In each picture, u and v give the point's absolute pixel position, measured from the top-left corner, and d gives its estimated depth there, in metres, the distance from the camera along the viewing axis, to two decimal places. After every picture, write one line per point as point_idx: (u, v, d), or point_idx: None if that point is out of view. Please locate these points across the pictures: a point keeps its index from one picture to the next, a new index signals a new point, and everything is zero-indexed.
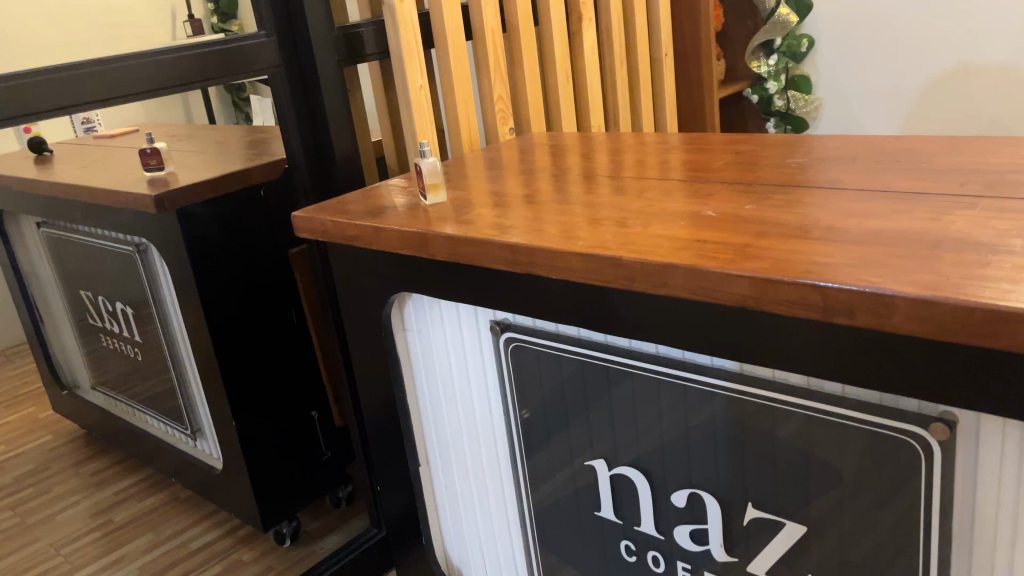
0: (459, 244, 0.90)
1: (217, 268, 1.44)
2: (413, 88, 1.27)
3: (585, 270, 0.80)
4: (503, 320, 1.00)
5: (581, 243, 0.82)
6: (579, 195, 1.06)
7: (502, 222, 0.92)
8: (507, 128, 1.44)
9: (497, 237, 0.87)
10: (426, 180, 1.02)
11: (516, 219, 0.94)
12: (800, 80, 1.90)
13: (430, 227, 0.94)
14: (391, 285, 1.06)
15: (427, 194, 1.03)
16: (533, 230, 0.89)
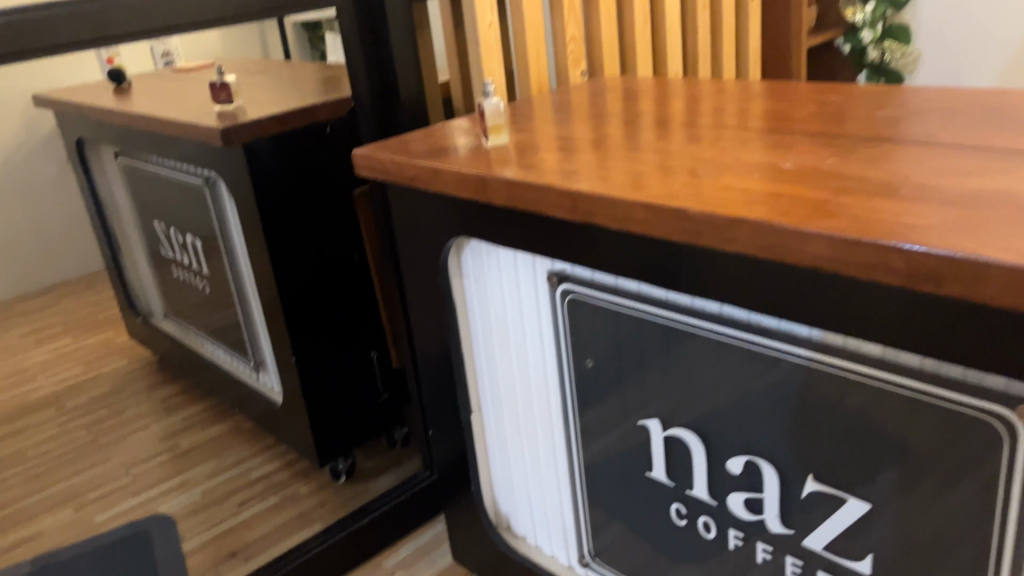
0: (521, 189, 0.87)
1: (282, 205, 1.43)
2: (482, 26, 1.22)
3: (650, 222, 0.75)
4: (562, 270, 0.96)
5: (646, 193, 0.77)
6: (650, 142, 1.01)
7: (565, 168, 0.88)
8: (580, 71, 1.38)
9: (559, 183, 0.83)
10: (489, 121, 0.98)
11: (580, 165, 0.90)
12: (898, 29, 1.77)
13: (490, 170, 0.91)
14: (451, 229, 1.04)
15: (490, 135, 0.99)
16: (597, 177, 0.85)
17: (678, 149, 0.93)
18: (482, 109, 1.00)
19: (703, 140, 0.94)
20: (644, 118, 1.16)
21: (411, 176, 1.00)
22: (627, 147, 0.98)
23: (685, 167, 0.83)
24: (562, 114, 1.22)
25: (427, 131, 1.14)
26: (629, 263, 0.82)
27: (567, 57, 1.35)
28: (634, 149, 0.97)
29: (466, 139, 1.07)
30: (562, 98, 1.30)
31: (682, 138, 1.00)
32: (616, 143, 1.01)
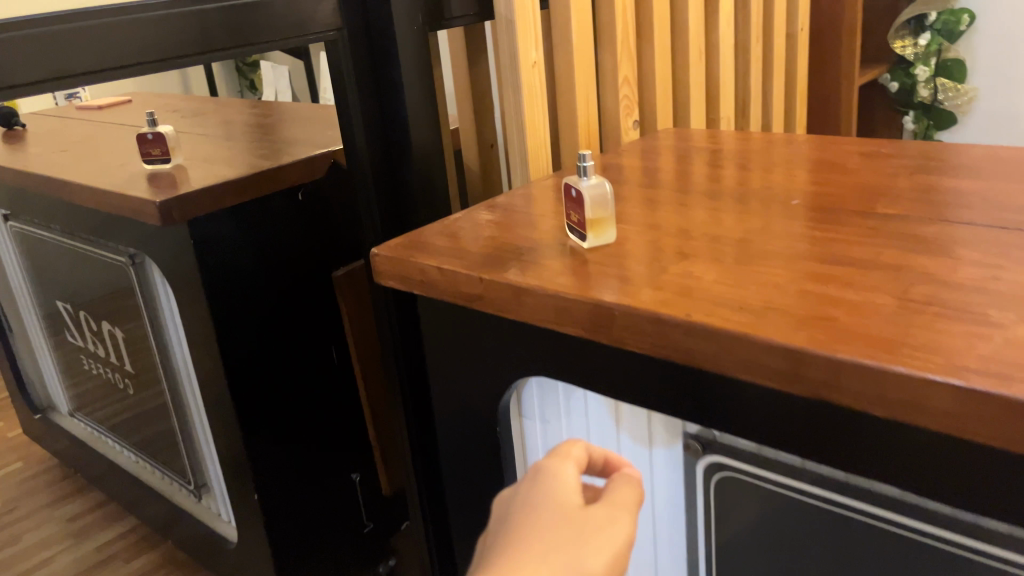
0: (681, 337, 0.54)
1: (239, 299, 1.07)
2: (524, 65, 0.91)
3: (966, 420, 0.44)
4: (703, 435, 0.65)
5: (932, 356, 0.46)
6: (807, 218, 0.69)
7: (738, 292, 0.57)
8: (631, 120, 1.07)
9: (754, 328, 0.51)
10: (588, 211, 0.66)
11: (756, 283, 0.58)
12: (953, 65, 1.54)
13: (612, 295, 0.59)
14: (521, 369, 0.70)
15: (587, 231, 0.67)
16: (803, 311, 0.53)
17: (883, 245, 0.62)
18: (572, 192, 0.68)
19: (909, 228, 0.64)
20: (751, 171, 0.85)
21: (472, 296, 0.67)
22: (783, 233, 0.67)
23: (942, 295, 0.53)
24: (633, 177, 0.90)
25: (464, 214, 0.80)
26: (882, 471, 0.50)
27: (619, 100, 1.04)
28: (801, 237, 0.65)
29: (532, 228, 0.74)
30: (620, 158, 0.99)
31: (854, 212, 0.69)
32: (760, 222, 0.70)
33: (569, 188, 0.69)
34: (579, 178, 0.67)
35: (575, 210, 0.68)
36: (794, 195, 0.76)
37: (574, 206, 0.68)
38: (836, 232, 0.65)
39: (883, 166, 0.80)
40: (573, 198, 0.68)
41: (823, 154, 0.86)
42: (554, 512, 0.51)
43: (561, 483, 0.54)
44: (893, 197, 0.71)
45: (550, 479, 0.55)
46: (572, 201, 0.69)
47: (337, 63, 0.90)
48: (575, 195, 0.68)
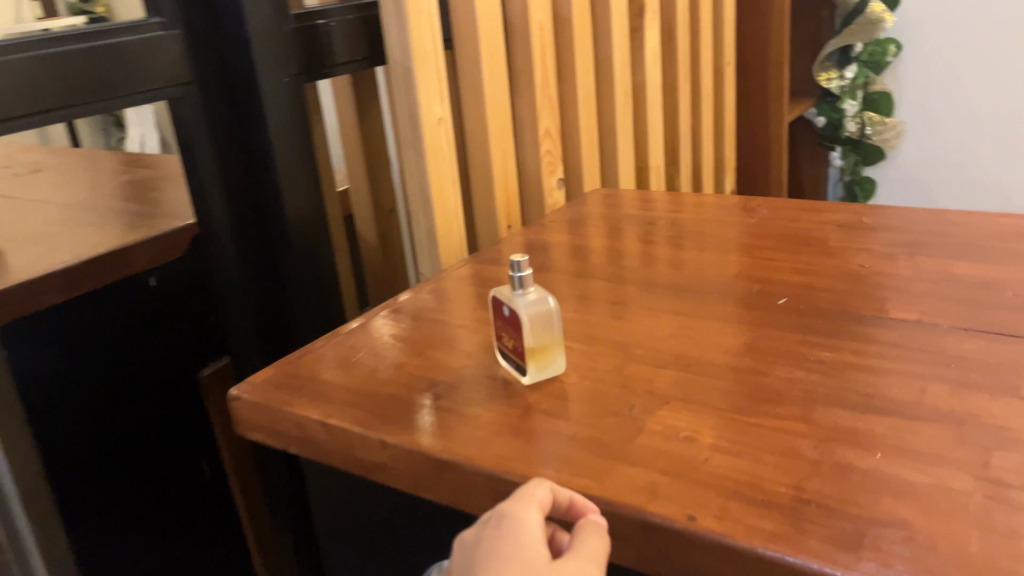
0: (691, 553, 0.37)
1: (69, 429, 0.82)
2: (427, 123, 0.73)
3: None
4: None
5: None
6: (803, 326, 0.54)
7: (756, 469, 0.40)
8: (554, 179, 0.91)
9: (794, 544, 0.35)
10: (527, 335, 0.48)
11: (773, 450, 0.41)
12: (880, 98, 1.46)
13: (573, 476, 0.41)
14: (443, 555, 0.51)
15: (526, 362, 0.49)
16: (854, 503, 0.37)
17: (919, 373, 0.46)
18: (502, 307, 0.50)
19: (944, 344, 0.49)
20: (712, 249, 0.70)
21: (376, 466, 0.47)
22: (781, 352, 0.51)
23: None
24: (567, 257, 0.73)
25: (356, 330, 0.61)
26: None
27: (540, 157, 0.87)
28: (806, 360, 0.49)
29: (448, 351, 0.56)
30: (546, 230, 0.82)
31: (862, 316, 0.54)
32: (746, 335, 0.53)
33: (499, 302, 0.51)
34: (513, 290, 0.50)
35: (509, 332, 0.50)
36: (773, 286, 0.60)
37: (507, 326, 0.50)
38: (851, 352, 0.49)
39: (871, 242, 0.65)
40: (505, 315, 0.50)
41: (792, 224, 0.72)
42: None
43: (521, 554, 0.35)
44: (902, 290, 0.56)
45: (506, 552, 0.35)
46: (504, 319, 0.50)
47: (186, 125, 0.70)
48: (508, 313, 0.50)
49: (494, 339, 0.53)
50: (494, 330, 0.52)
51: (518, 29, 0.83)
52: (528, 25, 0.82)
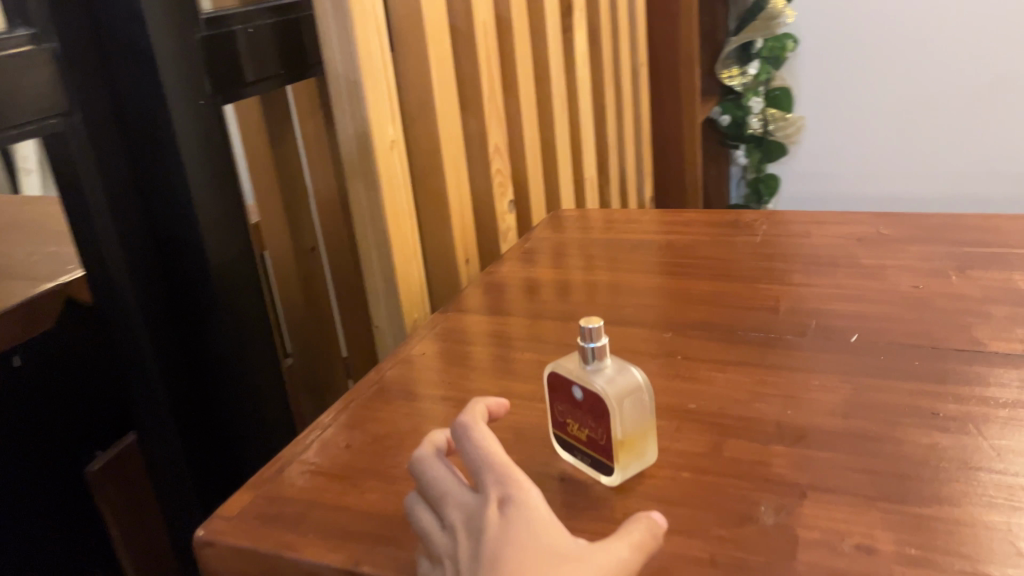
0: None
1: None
2: (379, 147, 0.60)
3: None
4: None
5: None
6: (898, 368, 0.45)
7: None
8: (506, 202, 0.79)
9: None
10: (613, 425, 0.37)
11: (971, 556, 0.33)
12: (782, 94, 1.44)
13: None
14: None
15: (612, 458, 0.38)
16: None
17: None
18: (570, 388, 0.39)
19: None
20: (727, 273, 0.61)
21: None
22: (895, 408, 0.42)
23: None
24: (558, 295, 0.62)
25: (344, 423, 0.47)
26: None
27: (492, 179, 0.76)
28: (935, 415, 0.41)
29: None
30: (516, 262, 0.70)
31: (957, 350, 0.46)
32: (838, 385, 0.45)
33: (561, 381, 0.39)
34: (585, 365, 0.38)
35: (582, 420, 0.39)
36: (831, 316, 0.52)
37: (578, 412, 0.39)
38: (977, 403, 0.42)
39: (906, 257, 0.59)
40: (575, 399, 0.39)
41: (804, 239, 0.64)
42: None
43: (543, 525, 0.30)
44: (981, 315, 0.50)
45: (529, 527, 0.30)
46: (572, 403, 0.39)
47: (68, 164, 0.52)
48: (581, 396, 0.38)
49: (550, 426, 0.41)
50: (550, 415, 0.41)
51: (463, 32, 0.71)
52: (474, 29, 0.71)
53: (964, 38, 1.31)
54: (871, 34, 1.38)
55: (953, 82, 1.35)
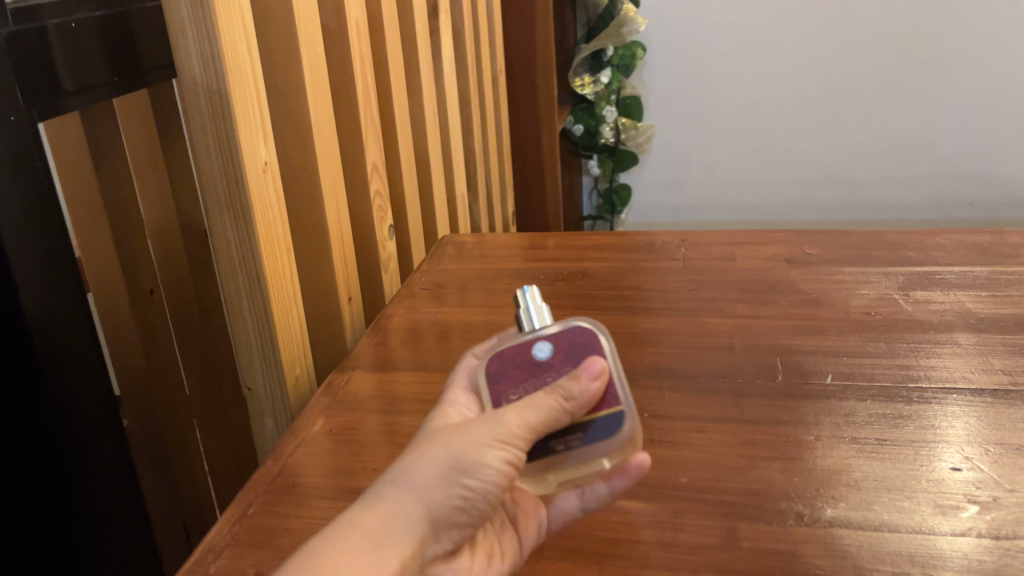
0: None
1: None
2: (252, 172, 0.49)
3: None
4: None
5: None
6: (890, 414, 0.41)
7: None
8: (386, 228, 0.69)
9: None
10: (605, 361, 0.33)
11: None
12: (632, 103, 1.42)
13: None
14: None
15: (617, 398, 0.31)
16: None
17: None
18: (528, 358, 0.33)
19: None
20: (663, 307, 0.55)
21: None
22: (910, 464, 0.37)
23: None
24: (475, 337, 0.54)
25: (244, 541, 0.36)
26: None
27: (371, 205, 0.66)
28: (958, 471, 0.36)
29: None
30: (412, 301, 0.61)
31: (943, 388, 0.43)
32: (837, 441, 0.39)
33: (510, 359, 0.33)
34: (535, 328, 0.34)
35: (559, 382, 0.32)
36: (794, 354, 0.47)
37: (555, 375, 0.32)
38: (994, 452, 0.37)
39: (843, 280, 0.56)
40: (542, 364, 0.33)
41: (730, 263, 0.60)
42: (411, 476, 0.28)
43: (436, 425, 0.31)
44: (947, 344, 0.47)
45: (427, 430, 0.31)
46: (535, 373, 0.33)
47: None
48: (549, 355, 0.33)
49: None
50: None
51: (337, 36, 0.61)
52: (349, 30, 0.61)
53: (805, 46, 1.36)
54: (717, 42, 1.39)
55: (794, 89, 1.39)
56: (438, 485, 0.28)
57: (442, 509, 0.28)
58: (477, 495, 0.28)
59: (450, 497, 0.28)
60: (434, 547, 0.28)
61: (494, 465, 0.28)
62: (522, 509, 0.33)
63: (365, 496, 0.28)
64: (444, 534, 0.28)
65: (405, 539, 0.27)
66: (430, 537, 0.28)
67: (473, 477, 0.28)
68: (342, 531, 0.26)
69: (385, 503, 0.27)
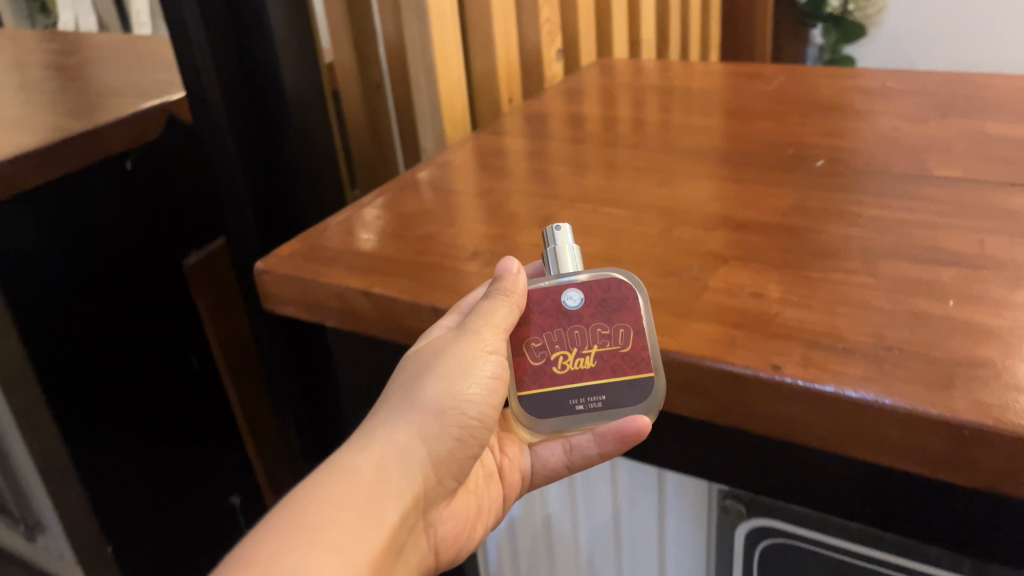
0: (784, 404, 0.37)
1: (57, 302, 0.76)
2: None
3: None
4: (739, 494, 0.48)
5: None
6: (845, 185, 0.53)
7: (828, 321, 0.39)
8: (554, 51, 0.87)
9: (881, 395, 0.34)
10: (635, 319, 0.39)
11: (844, 303, 0.41)
12: None
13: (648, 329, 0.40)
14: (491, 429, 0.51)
15: (648, 365, 0.39)
16: (926, 345, 0.37)
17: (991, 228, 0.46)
18: (557, 306, 0.40)
19: (985, 198, 0.49)
20: (743, 111, 0.68)
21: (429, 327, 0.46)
22: (828, 211, 0.50)
23: None
24: (581, 123, 0.71)
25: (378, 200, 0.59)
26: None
27: (540, 30, 0.83)
28: (857, 217, 0.48)
29: (488, 220, 0.54)
30: (552, 100, 0.79)
31: (902, 174, 0.53)
32: (797, 196, 0.52)
33: (546, 300, 0.40)
34: (563, 275, 0.41)
35: (589, 338, 0.40)
36: (806, 147, 0.59)
37: (582, 329, 0.40)
38: (898, 209, 0.49)
39: (898, 104, 0.64)
40: (570, 313, 0.40)
41: (813, 89, 0.70)
42: (406, 417, 0.38)
43: (419, 352, 0.40)
44: (942, 150, 0.56)
45: (413, 362, 0.40)
46: (566, 324, 0.40)
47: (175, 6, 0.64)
48: (579, 306, 0.40)
49: (520, 389, 0.40)
50: (520, 370, 0.40)
51: None
52: None
53: None
54: None
55: None
56: (441, 426, 0.38)
57: (443, 442, 0.38)
58: (469, 420, 0.39)
59: (448, 432, 0.38)
60: (441, 482, 0.39)
61: (472, 388, 0.38)
62: (509, 459, 0.46)
63: (364, 439, 0.37)
64: (446, 467, 0.39)
65: (415, 465, 0.37)
66: (436, 465, 0.38)
67: (463, 408, 0.38)
68: (356, 466, 0.36)
69: (386, 446, 0.37)
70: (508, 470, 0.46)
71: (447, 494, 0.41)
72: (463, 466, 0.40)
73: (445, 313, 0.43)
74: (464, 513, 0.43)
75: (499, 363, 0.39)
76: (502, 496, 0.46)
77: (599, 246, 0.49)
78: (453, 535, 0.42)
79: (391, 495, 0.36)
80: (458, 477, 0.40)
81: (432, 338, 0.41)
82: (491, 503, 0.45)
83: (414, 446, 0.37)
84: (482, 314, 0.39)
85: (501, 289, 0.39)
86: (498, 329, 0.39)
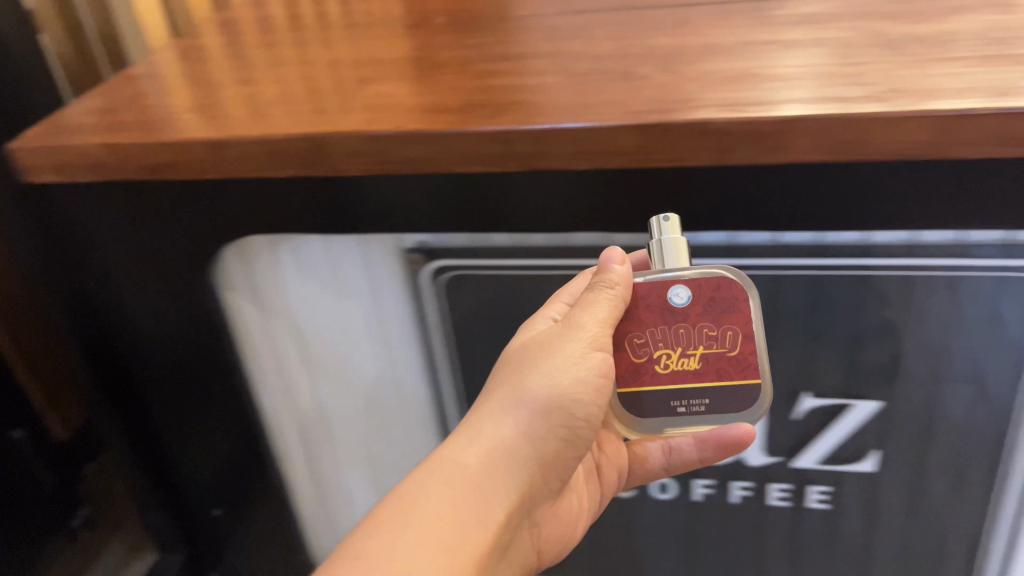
0: (402, 144, 0.57)
1: None
2: None
3: (768, 143, 0.52)
4: (422, 246, 0.71)
5: (588, 112, 0.55)
6: (442, 29, 0.75)
7: (431, 97, 0.60)
8: None
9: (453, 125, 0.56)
10: (745, 324, 0.55)
11: (440, 86, 0.62)
12: None
13: (316, 122, 0.59)
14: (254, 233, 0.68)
15: (752, 368, 0.55)
16: (485, 97, 0.59)
17: (569, 35, 0.69)
18: (666, 303, 0.55)
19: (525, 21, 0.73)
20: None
21: (203, 153, 0.60)
22: (430, 44, 0.71)
23: (572, 66, 0.62)
24: (254, 22, 0.87)
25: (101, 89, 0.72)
26: (622, 220, 0.61)
27: None
28: (450, 45, 0.70)
29: (190, 91, 0.69)
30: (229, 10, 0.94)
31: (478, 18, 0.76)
32: (449, 43, 0.72)
33: (660, 302, 0.55)
34: (670, 273, 0.55)
35: (694, 343, 0.55)
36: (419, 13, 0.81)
37: (689, 329, 0.55)
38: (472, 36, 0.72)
39: None
40: (679, 311, 0.55)
41: None
42: (514, 413, 0.52)
43: (529, 342, 0.56)
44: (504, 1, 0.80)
45: (522, 353, 0.56)
46: (679, 328, 0.55)
47: None
48: (686, 304, 0.55)
49: (637, 386, 0.56)
50: (629, 367, 0.56)
51: None
52: None
53: None
54: None
55: None
56: (548, 421, 0.53)
57: (544, 433, 0.53)
58: (574, 411, 0.53)
59: (557, 431, 0.53)
60: (550, 473, 0.54)
61: (566, 379, 0.53)
62: (605, 459, 0.67)
63: (474, 438, 0.52)
64: (557, 456, 0.54)
65: (518, 459, 0.52)
66: (548, 456, 0.53)
67: (569, 403, 0.53)
68: (466, 460, 0.50)
69: (500, 445, 0.51)
70: (605, 468, 0.67)
71: (549, 490, 0.56)
72: (567, 459, 0.55)
73: (550, 308, 0.60)
74: (556, 517, 0.62)
75: (603, 358, 0.54)
76: (595, 491, 0.66)
77: (277, 91, 0.66)
78: (547, 525, 0.60)
79: (488, 490, 0.50)
80: (576, 458, 0.56)
81: (544, 329, 0.57)
82: (587, 496, 0.65)
83: (519, 441, 0.52)
84: (588, 306, 0.54)
85: (606, 282, 0.54)
86: (600, 320, 0.53)
